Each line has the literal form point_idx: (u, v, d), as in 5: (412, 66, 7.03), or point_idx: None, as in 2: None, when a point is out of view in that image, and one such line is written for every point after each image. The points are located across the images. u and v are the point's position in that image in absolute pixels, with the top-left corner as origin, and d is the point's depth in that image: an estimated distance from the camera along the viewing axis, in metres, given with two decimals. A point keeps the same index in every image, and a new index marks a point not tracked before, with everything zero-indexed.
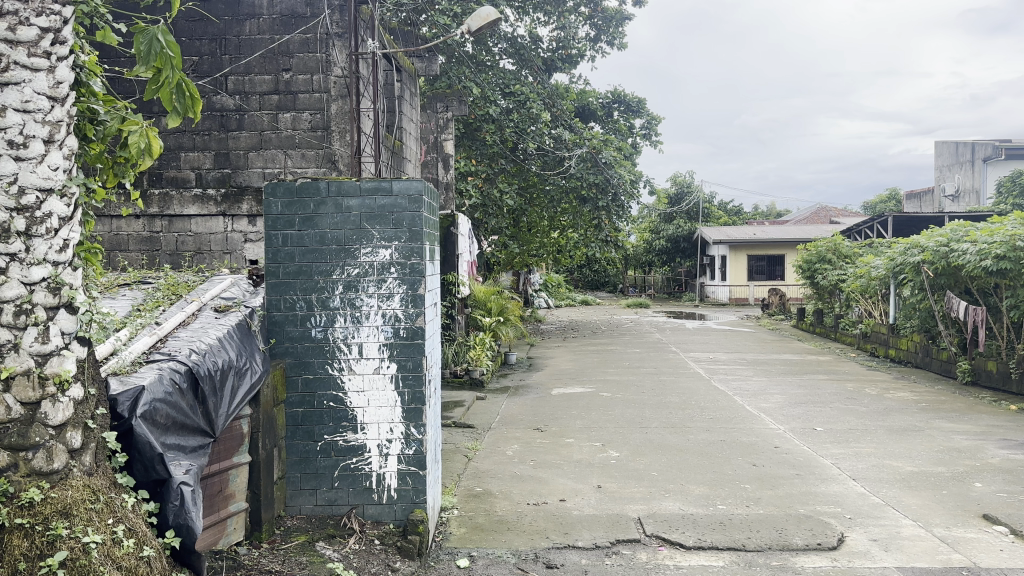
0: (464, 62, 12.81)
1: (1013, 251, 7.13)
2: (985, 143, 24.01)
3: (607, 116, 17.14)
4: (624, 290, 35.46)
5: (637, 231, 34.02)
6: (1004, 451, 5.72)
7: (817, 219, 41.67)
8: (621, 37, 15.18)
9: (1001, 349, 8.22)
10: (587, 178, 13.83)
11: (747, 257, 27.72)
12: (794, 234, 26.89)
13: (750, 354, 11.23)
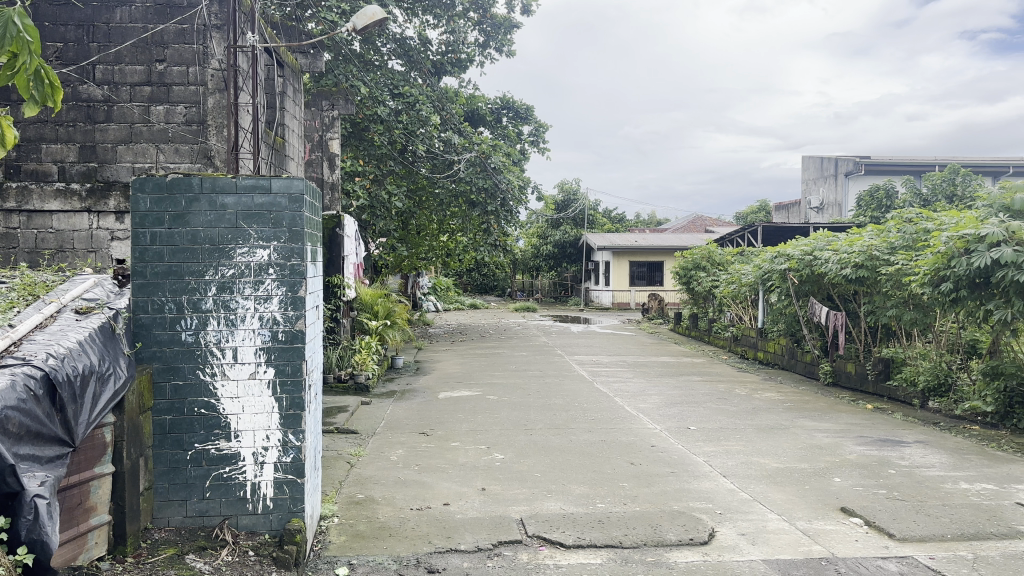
0: (350, 61, 12.59)
1: (869, 259, 7.60)
2: (846, 159, 25.60)
3: (495, 121, 17.29)
4: (512, 294, 35.78)
5: (526, 236, 34.42)
6: (860, 447, 6.09)
7: (693, 229, 43.56)
8: (510, 44, 15.34)
9: (858, 352, 8.79)
10: (476, 183, 13.95)
11: (629, 264, 28.53)
12: (674, 242, 27.94)
13: (631, 357, 11.56)
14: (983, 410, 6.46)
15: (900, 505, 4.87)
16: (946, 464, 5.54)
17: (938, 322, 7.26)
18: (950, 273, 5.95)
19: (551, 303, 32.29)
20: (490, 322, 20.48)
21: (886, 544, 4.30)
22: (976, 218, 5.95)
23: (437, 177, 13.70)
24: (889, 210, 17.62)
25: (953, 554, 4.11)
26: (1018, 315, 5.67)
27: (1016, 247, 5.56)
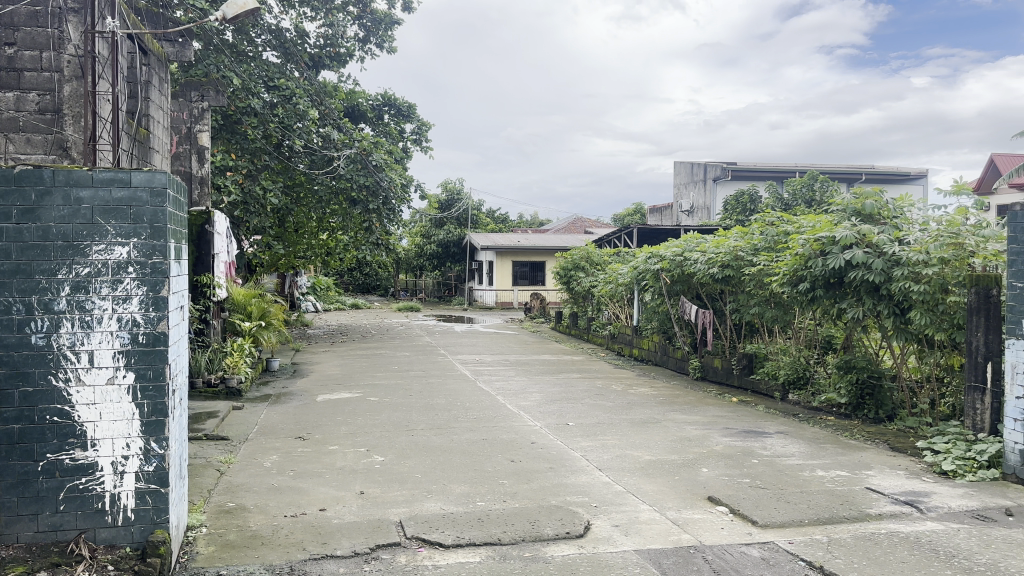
0: (222, 51, 12.12)
1: (734, 260, 8.00)
2: (715, 164, 26.87)
3: (376, 118, 17.06)
4: (394, 294, 35.39)
5: (409, 234, 34.13)
6: (725, 438, 6.38)
7: (573, 229, 44.60)
8: (390, 41, 15.21)
9: (724, 347, 9.23)
10: (357, 180, 13.80)
11: (512, 263, 28.82)
12: (556, 242, 28.48)
13: (514, 356, 11.68)
14: (838, 401, 6.90)
15: (762, 492, 5.08)
16: (805, 454, 5.78)
17: (796, 319, 7.71)
18: (808, 274, 6.33)
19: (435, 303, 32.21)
20: (373, 322, 20.24)
21: (749, 531, 4.50)
22: (831, 222, 6.35)
23: (316, 173, 13.47)
24: (754, 214, 18.69)
25: (810, 538, 4.31)
26: (867, 313, 6.11)
27: (866, 249, 5.99)
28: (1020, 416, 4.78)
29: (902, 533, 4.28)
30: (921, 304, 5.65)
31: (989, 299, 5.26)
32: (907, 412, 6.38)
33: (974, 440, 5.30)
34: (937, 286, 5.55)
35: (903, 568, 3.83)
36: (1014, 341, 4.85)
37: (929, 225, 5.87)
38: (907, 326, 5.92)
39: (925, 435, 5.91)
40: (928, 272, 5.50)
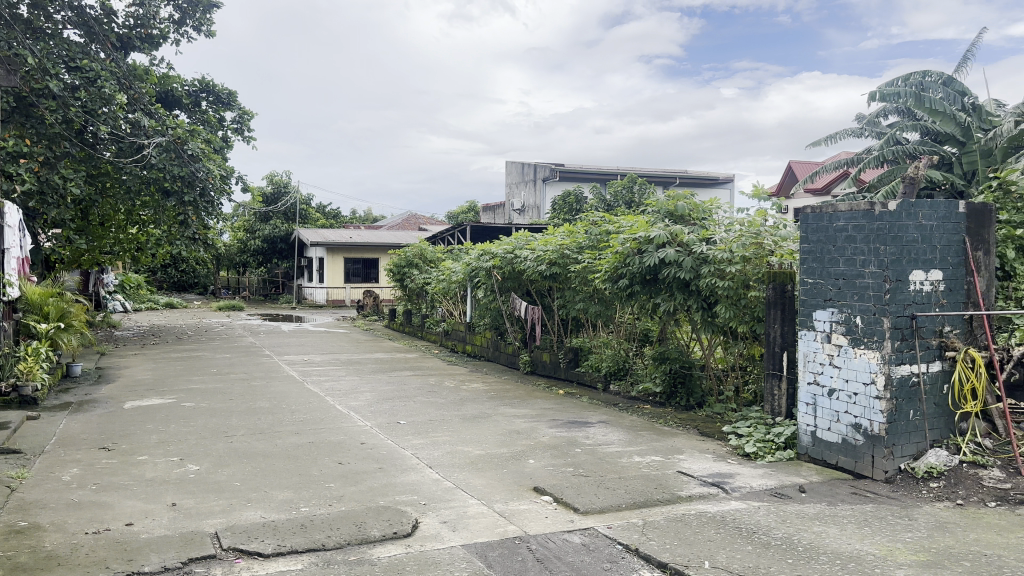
0: (11, 26, 11.02)
1: (561, 258, 8.28)
2: (544, 165, 27.73)
3: (193, 105, 16.16)
4: (215, 292, 33.67)
5: (231, 228, 32.62)
6: (551, 429, 6.57)
7: (406, 226, 44.52)
8: (209, 24, 14.45)
9: (552, 342, 9.52)
10: (170, 170, 13.00)
11: (343, 260, 28.31)
12: (388, 239, 28.33)
13: (344, 355, 11.45)
14: (653, 390, 7.31)
15: (583, 480, 5.11)
16: (623, 441, 6.05)
17: (617, 314, 8.09)
18: (626, 271, 6.64)
19: (262, 301, 31.07)
20: (192, 321, 19.27)
21: (571, 518, 4.47)
22: (647, 222, 6.69)
23: (123, 161, 12.48)
24: (580, 214, 19.48)
25: (627, 522, 4.33)
26: (678, 307, 6.54)
27: (677, 248, 6.37)
28: (810, 401, 5.19)
29: (709, 513, 4.38)
30: (726, 298, 6.09)
31: (784, 293, 5.71)
32: (714, 398, 6.85)
33: (772, 424, 5.75)
34: (739, 282, 6.00)
35: (710, 547, 3.92)
36: (805, 332, 5.24)
37: (733, 226, 6.32)
38: (713, 319, 6.37)
39: (729, 421, 6.37)
40: (731, 269, 5.93)
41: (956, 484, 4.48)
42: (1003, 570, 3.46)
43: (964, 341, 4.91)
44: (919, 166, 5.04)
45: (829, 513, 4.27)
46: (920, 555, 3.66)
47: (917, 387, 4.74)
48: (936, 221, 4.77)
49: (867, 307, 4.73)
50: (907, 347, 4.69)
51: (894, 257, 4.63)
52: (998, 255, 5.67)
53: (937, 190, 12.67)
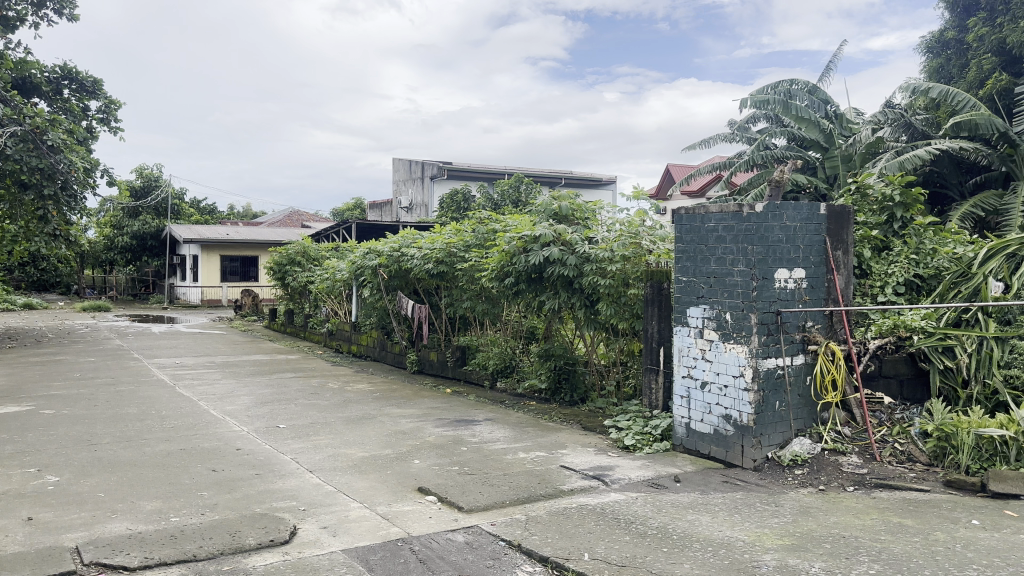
0: None
1: (448, 256, 8.29)
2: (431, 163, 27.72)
3: (53, 93, 15.17)
4: (78, 292, 31.70)
5: (96, 224, 30.79)
6: (437, 429, 6.55)
7: (287, 222, 43.41)
8: (72, 7, 13.61)
9: (440, 341, 9.54)
10: (28, 161, 11.98)
11: (219, 258, 27.34)
12: (269, 237, 27.55)
13: (221, 357, 11.04)
14: (539, 387, 7.43)
15: (468, 478, 5.05)
16: (508, 438, 6.10)
17: (503, 313, 8.19)
18: (513, 269, 6.71)
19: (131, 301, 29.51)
20: (52, 324, 18.12)
21: (455, 518, 4.36)
22: (531, 222, 6.77)
23: None
24: (466, 212, 19.58)
25: (510, 518, 4.25)
26: (563, 304, 6.68)
27: (561, 246, 6.49)
28: (685, 394, 5.40)
29: (590, 506, 4.36)
30: (607, 296, 6.24)
31: (661, 291, 5.93)
32: (597, 393, 7.04)
33: (650, 417, 5.95)
34: (619, 280, 6.17)
35: (590, 538, 3.84)
36: (680, 328, 5.44)
37: (614, 226, 6.51)
38: (595, 316, 6.53)
39: (610, 414, 6.56)
40: (612, 268, 6.11)
41: (818, 470, 4.75)
42: (859, 550, 3.48)
43: (824, 335, 5.22)
44: (784, 169, 5.26)
45: (701, 502, 4.35)
46: (785, 539, 3.67)
47: (782, 379, 5.01)
48: (799, 222, 5.04)
49: (736, 303, 4.96)
50: (773, 341, 4.96)
51: (761, 257, 4.89)
52: (855, 254, 6.05)
53: (801, 194, 13.36)
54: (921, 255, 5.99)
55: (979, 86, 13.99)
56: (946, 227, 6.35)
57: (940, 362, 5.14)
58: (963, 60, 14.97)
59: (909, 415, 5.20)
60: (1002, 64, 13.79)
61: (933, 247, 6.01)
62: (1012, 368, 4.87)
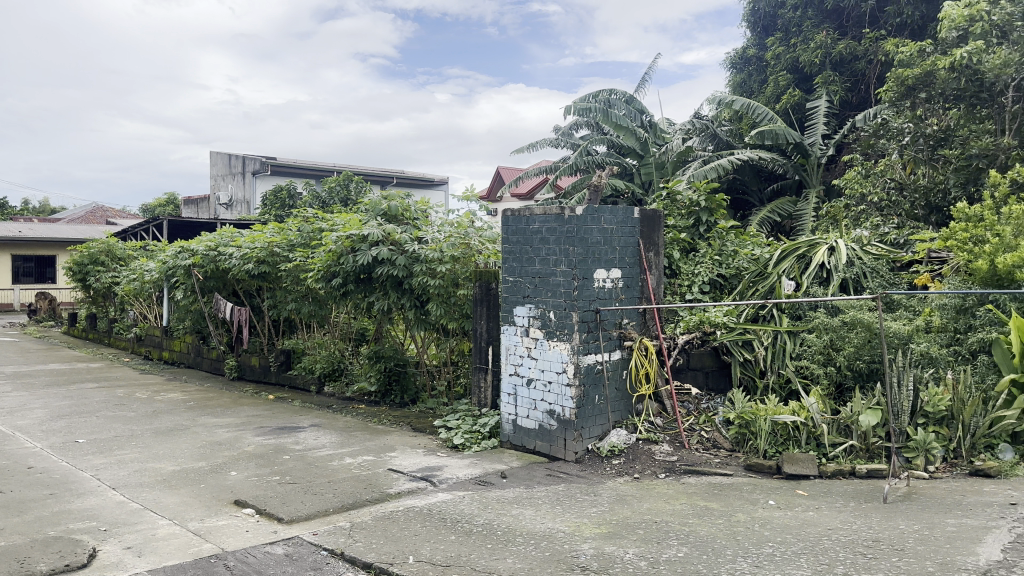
0: None
1: (270, 256, 7.99)
2: (253, 158, 26.56)
3: None
4: None
5: None
6: (257, 438, 6.28)
7: (90, 217, 39.96)
8: None
9: (261, 345, 9.23)
10: None
11: (9, 258, 24.74)
12: (69, 235, 25.27)
13: (9, 368, 9.97)
14: (368, 390, 7.33)
15: (290, 487, 4.88)
16: (333, 444, 5.96)
17: (331, 314, 8.04)
18: (339, 269, 6.56)
19: None
20: None
21: (274, 529, 4.20)
22: (358, 221, 6.64)
23: None
24: (291, 210, 18.91)
25: (332, 526, 4.14)
26: (391, 305, 6.63)
27: (389, 246, 6.43)
28: (512, 391, 5.52)
29: (416, 508, 4.34)
30: (436, 296, 6.27)
31: (490, 290, 6.04)
32: (427, 394, 7.06)
33: (479, 415, 6.03)
34: (449, 280, 6.23)
35: (415, 541, 3.82)
36: (507, 327, 5.55)
37: (442, 227, 6.56)
38: (425, 317, 6.54)
39: (439, 414, 6.60)
40: (442, 269, 6.14)
41: (634, 460, 5.02)
42: (669, 534, 3.68)
43: (639, 332, 5.52)
44: (602, 174, 5.52)
45: (525, 496, 4.46)
46: (602, 528, 3.83)
47: (601, 373, 5.24)
48: (615, 225, 5.31)
49: (560, 302, 5.13)
50: (593, 338, 5.17)
51: (582, 257, 5.09)
52: (666, 255, 6.33)
53: (620, 198, 14.09)
54: (724, 257, 6.47)
55: (776, 100, 15.33)
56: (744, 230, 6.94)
57: (741, 355, 5.64)
58: (762, 76, 16.35)
59: (713, 405, 5.57)
60: (795, 81, 15.20)
61: (734, 249, 6.52)
62: (801, 359, 5.40)
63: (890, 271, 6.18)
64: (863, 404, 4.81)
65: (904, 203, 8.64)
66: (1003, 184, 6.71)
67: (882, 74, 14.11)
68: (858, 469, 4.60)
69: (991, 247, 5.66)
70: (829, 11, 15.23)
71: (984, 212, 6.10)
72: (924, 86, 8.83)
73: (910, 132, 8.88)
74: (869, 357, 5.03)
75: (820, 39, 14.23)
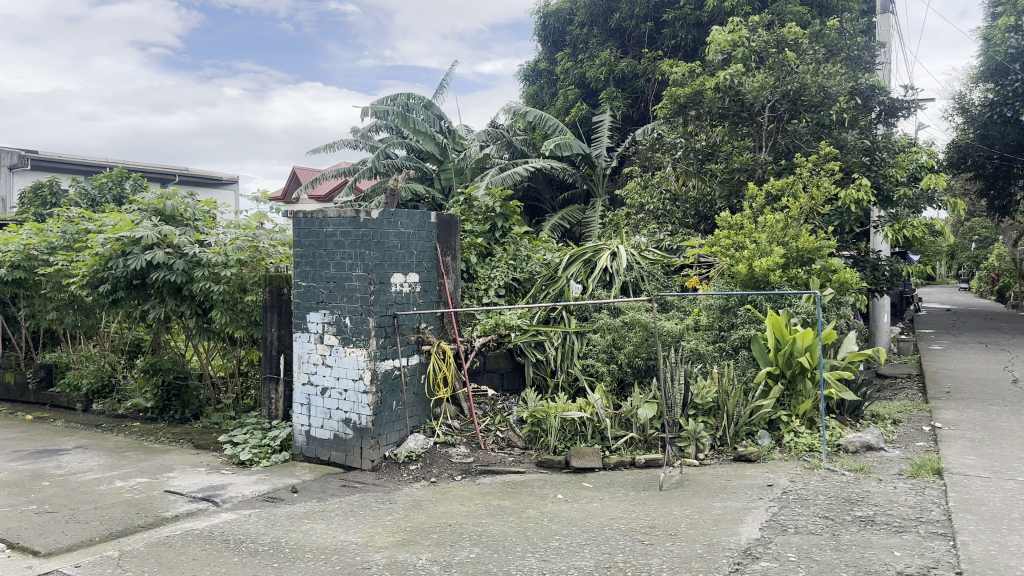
0: None
1: (27, 260, 7.16)
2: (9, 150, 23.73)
3: None
4: None
5: None
6: (10, 464, 5.59)
7: None
8: None
9: (18, 361, 8.41)
10: None
11: None
12: None
13: None
14: (144, 406, 6.83)
15: (48, 517, 4.38)
16: (102, 466, 5.44)
17: (101, 324, 7.42)
18: (108, 275, 6.03)
19: None
20: None
21: (28, 565, 3.74)
22: (131, 221, 6.12)
23: None
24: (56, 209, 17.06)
25: (98, 557, 3.76)
26: (169, 313, 6.23)
27: (166, 250, 6.01)
28: (305, 401, 5.34)
29: (196, 530, 4.06)
30: (221, 303, 5.97)
31: (280, 296, 5.81)
32: (211, 408, 6.72)
33: (269, 428, 5.77)
34: (235, 286, 5.95)
35: (195, 566, 3.57)
36: (300, 334, 5.36)
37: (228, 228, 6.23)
38: (209, 325, 6.23)
39: (225, 429, 6.31)
40: (227, 274, 5.84)
41: (430, 464, 5.02)
42: (462, 536, 3.72)
43: (436, 336, 5.54)
44: (398, 178, 5.49)
45: (317, 509, 4.32)
46: (395, 535, 3.79)
47: (397, 379, 5.20)
48: (412, 230, 5.31)
49: (355, 307, 5.03)
50: (389, 343, 5.13)
51: (378, 261, 5.03)
52: (463, 260, 6.36)
53: (421, 202, 14.22)
54: (518, 261, 6.72)
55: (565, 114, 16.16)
56: (537, 235, 7.26)
57: (534, 355, 5.84)
58: (552, 89, 17.17)
59: (508, 405, 5.71)
60: (582, 95, 16.07)
61: (527, 254, 6.82)
62: (587, 358, 5.69)
63: (664, 274, 6.71)
64: (641, 398, 5.15)
65: (677, 211, 9.45)
66: (760, 196, 7.43)
67: (658, 92, 15.20)
68: (637, 460, 4.90)
69: (749, 252, 6.34)
70: (613, 30, 16.18)
71: (742, 220, 6.69)
72: (693, 104, 9.46)
73: (681, 146, 9.66)
74: (646, 354, 5.43)
75: (604, 57, 15.25)
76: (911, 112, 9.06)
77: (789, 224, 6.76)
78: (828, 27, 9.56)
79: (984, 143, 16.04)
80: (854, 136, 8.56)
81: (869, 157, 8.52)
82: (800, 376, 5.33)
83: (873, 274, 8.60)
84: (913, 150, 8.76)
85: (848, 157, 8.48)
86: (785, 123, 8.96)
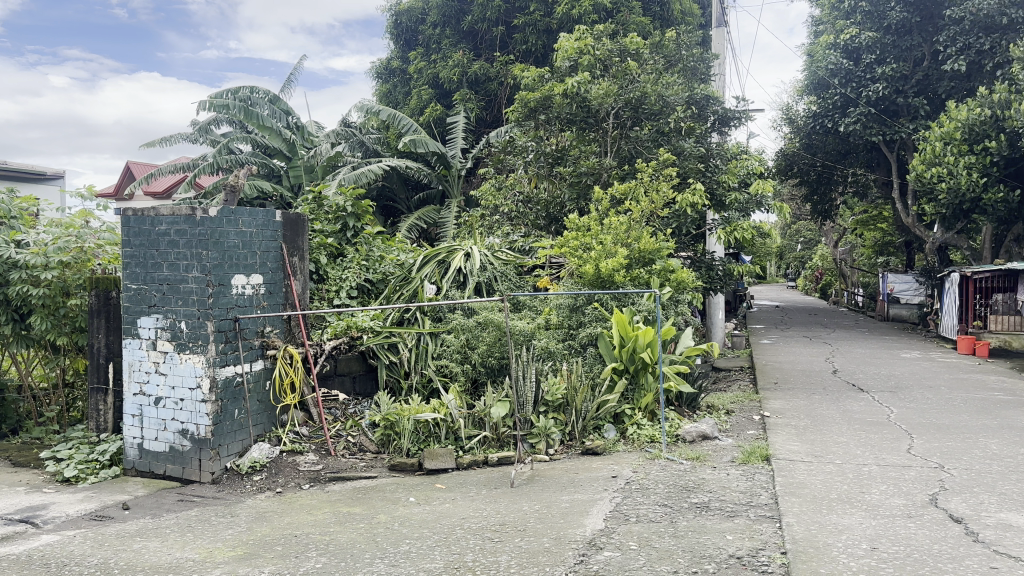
0: None
1: None
2: None
3: None
4: None
5: None
6: None
7: None
8: None
9: None
10: None
11: None
12: None
13: None
14: None
15: None
16: None
17: None
18: None
19: None
20: None
21: None
22: None
23: None
24: None
25: None
26: None
27: None
28: (136, 412, 5.05)
29: (12, 555, 3.74)
30: (41, 308, 5.61)
31: (108, 300, 5.45)
32: (31, 422, 6.28)
33: (96, 442, 5.41)
34: (57, 289, 5.60)
35: None
36: (130, 341, 5.06)
37: (48, 227, 5.82)
38: (28, 332, 5.88)
39: (48, 444, 5.87)
40: (47, 277, 5.48)
41: (276, 473, 4.86)
42: (308, 546, 3.62)
43: (283, 340, 5.38)
44: (239, 174, 5.25)
45: (151, 526, 4.09)
46: (237, 550, 3.65)
47: (240, 387, 5.01)
48: (254, 228, 5.12)
49: (192, 311, 4.79)
50: (231, 349, 4.92)
51: (217, 262, 4.81)
52: (313, 261, 6.22)
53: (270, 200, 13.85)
54: (371, 262, 6.67)
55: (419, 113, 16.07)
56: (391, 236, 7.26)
57: (387, 357, 5.81)
58: (405, 88, 17.05)
59: (360, 409, 5.66)
60: (436, 95, 16.09)
61: (380, 255, 6.79)
62: (439, 360, 5.72)
63: (517, 275, 6.83)
64: (494, 397, 5.22)
65: (529, 213, 9.60)
66: (605, 199, 7.68)
67: (510, 96, 15.53)
68: (489, 458, 4.97)
69: (596, 253, 6.56)
70: (466, 32, 16.36)
71: (589, 222, 6.92)
72: (543, 109, 9.71)
73: (532, 149, 9.82)
74: (498, 354, 5.52)
75: (457, 58, 15.33)
76: (742, 122, 9.71)
77: (631, 226, 7.05)
78: (666, 38, 9.97)
79: (808, 151, 17.39)
80: (690, 144, 9.05)
81: (705, 164, 9.04)
82: (642, 371, 5.60)
83: (708, 274, 9.13)
84: (744, 158, 9.36)
85: (686, 163, 8.96)
86: (628, 129, 9.35)
